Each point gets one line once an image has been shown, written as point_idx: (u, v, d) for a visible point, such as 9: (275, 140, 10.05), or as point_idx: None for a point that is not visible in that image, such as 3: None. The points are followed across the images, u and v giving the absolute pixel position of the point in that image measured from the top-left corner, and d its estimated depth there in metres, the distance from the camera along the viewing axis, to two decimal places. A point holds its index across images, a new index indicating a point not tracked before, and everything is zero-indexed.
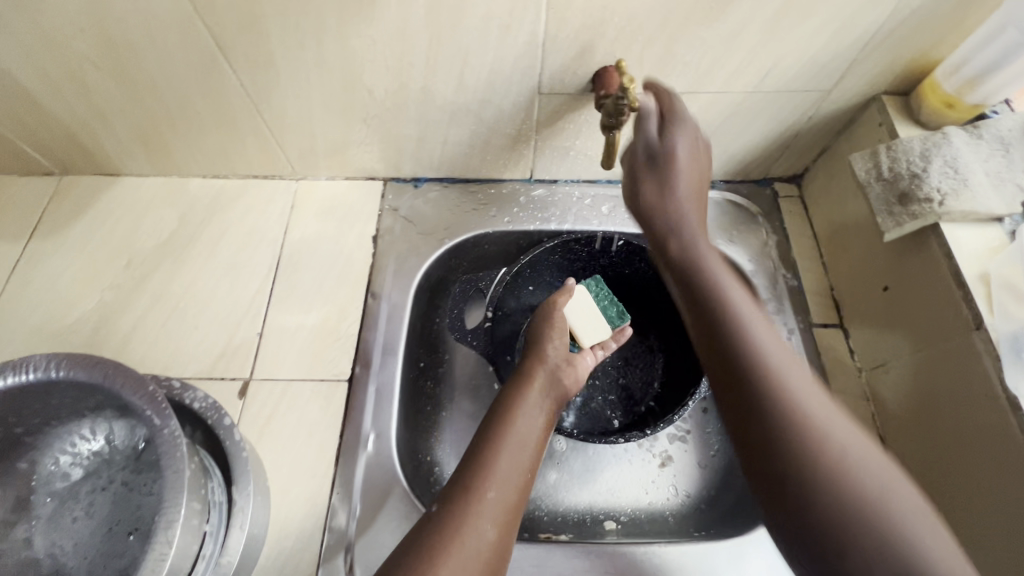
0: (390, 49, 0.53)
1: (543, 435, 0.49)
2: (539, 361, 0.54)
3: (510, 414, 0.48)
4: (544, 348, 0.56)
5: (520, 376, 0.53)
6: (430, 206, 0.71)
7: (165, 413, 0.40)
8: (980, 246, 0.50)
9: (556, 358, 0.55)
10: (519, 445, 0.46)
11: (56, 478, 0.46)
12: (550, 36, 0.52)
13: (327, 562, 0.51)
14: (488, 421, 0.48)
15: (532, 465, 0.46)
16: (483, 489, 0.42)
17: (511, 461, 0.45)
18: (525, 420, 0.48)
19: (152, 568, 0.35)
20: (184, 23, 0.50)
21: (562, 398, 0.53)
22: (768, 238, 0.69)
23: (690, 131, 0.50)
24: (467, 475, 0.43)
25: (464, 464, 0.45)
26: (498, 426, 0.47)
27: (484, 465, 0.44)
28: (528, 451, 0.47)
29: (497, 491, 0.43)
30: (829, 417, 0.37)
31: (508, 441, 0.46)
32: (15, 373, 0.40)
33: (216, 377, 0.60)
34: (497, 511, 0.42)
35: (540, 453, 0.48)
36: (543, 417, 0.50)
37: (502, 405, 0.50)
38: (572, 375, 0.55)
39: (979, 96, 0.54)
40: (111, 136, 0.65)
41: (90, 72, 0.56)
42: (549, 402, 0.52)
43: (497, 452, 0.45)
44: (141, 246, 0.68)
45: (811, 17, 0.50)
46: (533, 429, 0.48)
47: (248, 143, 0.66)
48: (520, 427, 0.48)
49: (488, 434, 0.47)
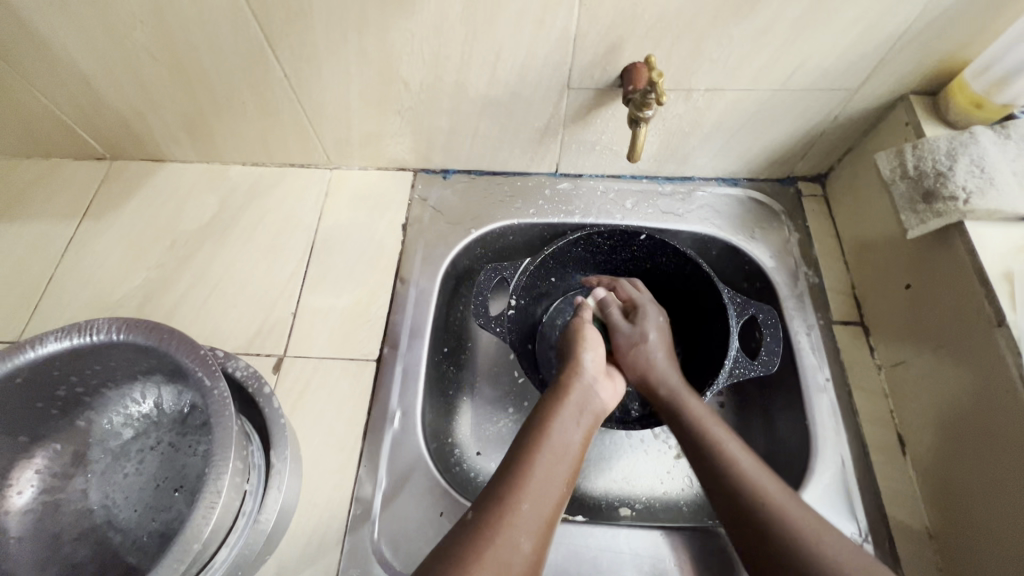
0: (427, 43, 0.55)
1: (581, 449, 0.50)
2: (577, 373, 0.55)
3: (544, 427, 0.50)
4: (582, 359, 0.57)
5: (557, 389, 0.54)
6: (457, 196, 0.74)
7: (215, 375, 0.44)
8: (1005, 245, 0.50)
9: (593, 368, 0.57)
10: (554, 458, 0.48)
11: (109, 436, 0.52)
12: (581, 32, 0.53)
13: (353, 530, 0.54)
14: (525, 434, 0.50)
15: (567, 482, 0.47)
16: (517, 500, 0.44)
17: (544, 476, 0.46)
18: (561, 433, 0.49)
19: (204, 515, 0.39)
20: (237, 16, 0.53)
21: (600, 410, 0.54)
22: (790, 235, 0.70)
23: (650, 312, 0.61)
24: (500, 489, 0.45)
25: (498, 476, 0.46)
26: (532, 438, 0.49)
27: (517, 478, 0.45)
28: (564, 464, 0.48)
29: (530, 504, 0.44)
30: (793, 504, 0.45)
31: (542, 454, 0.47)
32: (82, 334, 0.45)
33: (253, 352, 0.64)
34: (534, 524, 0.43)
35: (576, 464, 0.49)
36: (580, 431, 0.51)
37: (532, 420, 0.51)
38: (609, 387, 0.57)
39: (1007, 96, 0.54)
40: (160, 124, 0.69)
41: (147, 63, 0.60)
42: (586, 415, 0.53)
43: (532, 465, 0.46)
44: (184, 228, 0.72)
45: (838, 16, 0.51)
46: (568, 442, 0.49)
47: (288, 133, 0.70)
48: (555, 441, 0.49)
49: (524, 449, 0.48)
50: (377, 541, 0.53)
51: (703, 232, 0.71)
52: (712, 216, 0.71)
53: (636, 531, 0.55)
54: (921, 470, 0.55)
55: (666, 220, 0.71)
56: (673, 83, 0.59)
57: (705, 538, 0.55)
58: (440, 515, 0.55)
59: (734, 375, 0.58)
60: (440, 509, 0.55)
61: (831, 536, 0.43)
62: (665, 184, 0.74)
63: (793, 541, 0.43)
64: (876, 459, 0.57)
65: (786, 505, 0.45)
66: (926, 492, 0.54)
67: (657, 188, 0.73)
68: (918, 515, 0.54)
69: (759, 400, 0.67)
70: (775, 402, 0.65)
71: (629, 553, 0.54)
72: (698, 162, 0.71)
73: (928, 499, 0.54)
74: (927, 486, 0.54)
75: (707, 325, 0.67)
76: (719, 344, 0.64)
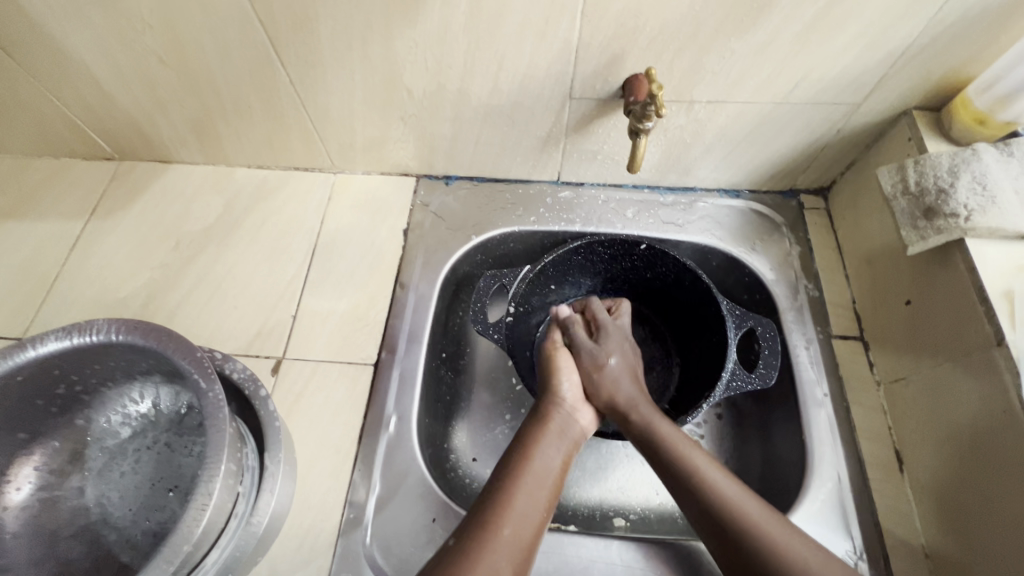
0: (431, 52, 0.56)
1: (562, 472, 0.51)
2: (556, 400, 0.56)
3: (526, 452, 0.50)
4: (561, 386, 0.57)
5: (537, 414, 0.55)
6: (459, 203, 0.74)
7: (211, 378, 0.44)
8: (1005, 263, 0.50)
9: (572, 396, 0.56)
10: (535, 483, 0.48)
11: (107, 435, 0.53)
12: (583, 44, 0.54)
13: (347, 534, 0.54)
14: (507, 457, 0.50)
15: (547, 505, 0.47)
16: (499, 525, 0.44)
17: (527, 502, 0.46)
18: (542, 457, 0.50)
19: (195, 517, 0.40)
20: (244, 23, 0.54)
21: (580, 436, 0.55)
22: (791, 248, 0.70)
23: (615, 334, 0.61)
24: (483, 513, 0.45)
25: (481, 501, 0.46)
26: (514, 462, 0.49)
27: (499, 502, 0.46)
28: (545, 488, 0.48)
29: (513, 527, 0.44)
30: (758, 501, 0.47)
31: (524, 480, 0.48)
32: (82, 334, 0.45)
33: (252, 354, 0.64)
34: (514, 547, 0.43)
35: (557, 487, 0.49)
36: (561, 456, 0.51)
37: (515, 446, 0.51)
38: (589, 412, 0.57)
39: (1011, 114, 0.53)
40: (168, 126, 0.70)
41: (156, 67, 0.61)
42: (566, 440, 0.53)
43: (514, 489, 0.47)
44: (189, 229, 0.73)
45: (839, 32, 0.51)
46: (549, 466, 0.50)
47: (293, 137, 0.71)
48: (537, 465, 0.49)
49: (506, 473, 0.48)
50: (369, 545, 0.53)
51: (704, 243, 0.71)
52: (713, 227, 0.71)
53: (628, 543, 0.55)
54: (918, 488, 0.54)
55: (666, 230, 0.71)
56: (675, 94, 0.59)
57: (697, 551, 0.55)
58: (431, 522, 0.55)
59: (730, 389, 0.58)
60: (432, 516, 0.55)
61: (806, 546, 0.45)
62: (666, 194, 0.74)
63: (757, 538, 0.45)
64: (873, 476, 0.56)
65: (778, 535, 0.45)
66: (922, 512, 0.54)
67: (658, 198, 0.73)
68: (914, 534, 0.54)
69: (757, 412, 0.67)
70: (773, 415, 0.64)
71: (620, 565, 0.54)
72: (700, 173, 0.71)
73: (925, 517, 0.53)
74: (923, 505, 0.54)
75: (705, 337, 0.67)
76: (717, 356, 0.64)
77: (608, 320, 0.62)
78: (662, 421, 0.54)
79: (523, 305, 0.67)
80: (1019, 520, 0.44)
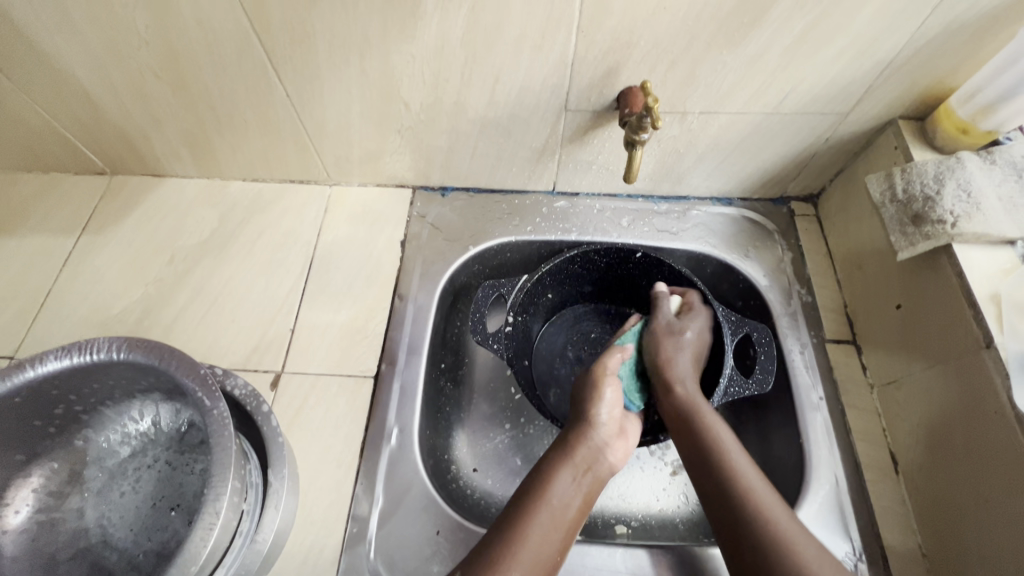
0: (428, 66, 0.57)
1: (581, 509, 0.50)
2: (586, 431, 0.54)
3: (545, 486, 0.50)
4: (595, 414, 0.55)
5: (564, 443, 0.54)
6: (456, 213, 0.74)
7: (215, 396, 0.44)
8: (991, 267, 0.52)
9: (605, 429, 0.55)
10: (551, 522, 0.48)
11: (107, 454, 0.52)
12: (578, 58, 0.55)
13: (351, 548, 0.54)
14: (524, 494, 0.50)
15: (561, 546, 0.48)
16: (513, 561, 0.44)
17: (540, 540, 0.46)
18: (561, 494, 0.50)
19: (201, 538, 0.39)
20: (242, 37, 0.55)
21: (606, 473, 0.53)
22: (783, 254, 0.71)
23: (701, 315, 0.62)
24: (496, 547, 0.45)
25: (496, 529, 0.47)
26: (534, 494, 0.49)
27: (514, 535, 0.46)
28: (560, 527, 0.48)
29: (521, 571, 0.44)
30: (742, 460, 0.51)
31: (539, 518, 0.48)
32: (82, 353, 0.45)
33: (250, 369, 0.64)
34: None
35: (573, 529, 0.49)
36: (581, 493, 0.51)
37: (536, 474, 0.51)
38: (620, 448, 0.55)
39: (992, 123, 0.55)
40: (163, 141, 0.70)
41: (152, 82, 0.61)
42: (589, 477, 0.52)
43: (527, 528, 0.47)
44: (183, 243, 0.73)
45: (827, 46, 0.53)
46: (568, 503, 0.49)
47: (289, 150, 0.71)
48: (556, 501, 0.49)
49: (525, 504, 0.48)
50: (374, 559, 0.53)
51: (699, 250, 0.72)
52: (708, 235, 0.72)
53: (632, 550, 0.55)
54: (913, 489, 0.56)
55: (661, 238, 0.72)
56: (668, 105, 0.60)
57: (701, 556, 0.55)
58: (436, 534, 0.55)
59: (728, 394, 0.58)
60: (437, 528, 0.55)
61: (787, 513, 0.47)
62: (660, 203, 0.75)
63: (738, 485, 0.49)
64: (869, 478, 0.57)
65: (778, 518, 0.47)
66: (917, 512, 0.55)
67: (652, 207, 0.75)
68: (911, 534, 0.55)
69: (754, 417, 0.68)
70: (770, 419, 0.65)
71: (625, 572, 0.54)
72: (693, 182, 0.72)
73: (920, 517, 0.55)
74: (918, 505, 0.55)
75: None
76: (714, 363, 0.65)
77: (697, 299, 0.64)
78: (705, 405, 0.56)
79: (521, 315, 0.68)
80: (1014, 520, 0.45)
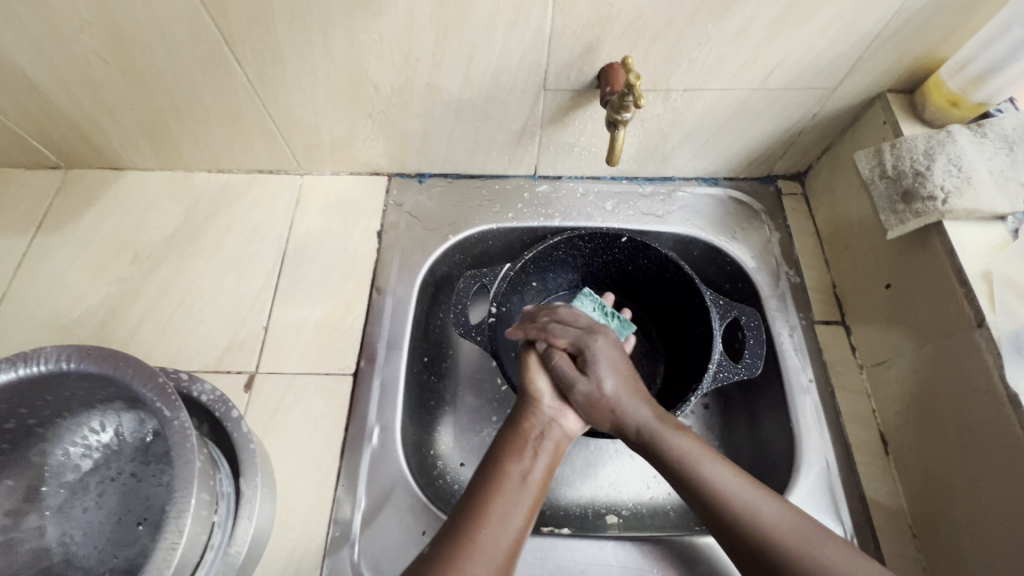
0: (397, 46, 0.53)
1: (545, 478, 0.48)
2: (535, 404, 0.52)
3: (501, 458, 0.48)
4: (535, 390, 0.53)
5: (513, 421, 0.51)
6: (434, 201, 0.71)
7: (176, 406, 0.41)
8: (983, 244, 0.50)
9: (549, 400, 0.52)
10: (514, 492, 0.45)
11: (66, 469, 0.50)
12: (556, 33, 0.52)
13: (333, 553, 0.52)
14: (485, 463, 0.48)
15: (527, 519, 0.44)
16: (475, 531, 0.42)
17: (505, 508, 0.44)
18: (518, 462, 0.47)
19: (164, 557, 0.37)
20: (192, 17, 0.51)
21: (561, 438, 0.51)
22: (771, 235, 0.69)
23: (603, 355, 0.53)
24: (460, 520, 0.43)
25: (460, 506, 0.44)
26: (491, 468, 0.47)
27: (474, 510, 0.43)
28: (526, 493, 0.45)
29: (489, 532, 0.42)
30: (715, 469, 0.46)
31: (503, 486, 0.45)
32: (27, 365, 0.42)
33: (223, 370, 0.61)
34: (494, 554, 0.41)
35: (539, 494, 0.46)
36: (541, 465, 0.48)
37: (493, 450, 0.49)
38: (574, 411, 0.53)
39: (983, 95, 0.54)
40: (118, 131, 0.66)
41: (99, 69, 0.57)
42: (546, 443, 0.50)
43: (494, 495, 0.44)
44: (147, 240, 0.69)
45: (815, 16, 0.50)
46: (526, 472, 0.47)
47: (255, 138, 0.67)
48: (514, 470, 0.47)
49: (486, 479, 0.46)
50: (357, 562, 0.51)
51: (685, 233, 0.70)
52: (693, 217, 0.70)
53: (622, 543, 0.54)
54: (903, 470, 0.55)
55: (647, 222, 0.70)
56: (651, 82, 0.57)
57: (692, 545, 0.54)
58: (422, 534, 0.53)
59: (718, 379, 0.57)
60: (423, 528, 0.53)
61: (773, 510, 0.44)
62: (645, 185, 0.73)
63: (720, 501, 0.45)
64: (859, 460, 0.57)
65: (778, 525, 0.43)
66: (908, 493, 0.54)
67: (637, 188, 0.72)
68: (901, 516, 0.54)
69: (743, 402, 0.67)
70: (758, 403, 0.64)
71: (616, 565, 0.53)
72: (678, 162, 0.70)
73: (910, 498, 0.54)
74: (909, 486, 0.54)
75: (691, 331, 0.65)
76: (701, 348, 0.63)
77: (601, 346, 0.53)
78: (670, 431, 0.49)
79: (504, 305, 0.66)
80: (1006, 500, 0.44)
